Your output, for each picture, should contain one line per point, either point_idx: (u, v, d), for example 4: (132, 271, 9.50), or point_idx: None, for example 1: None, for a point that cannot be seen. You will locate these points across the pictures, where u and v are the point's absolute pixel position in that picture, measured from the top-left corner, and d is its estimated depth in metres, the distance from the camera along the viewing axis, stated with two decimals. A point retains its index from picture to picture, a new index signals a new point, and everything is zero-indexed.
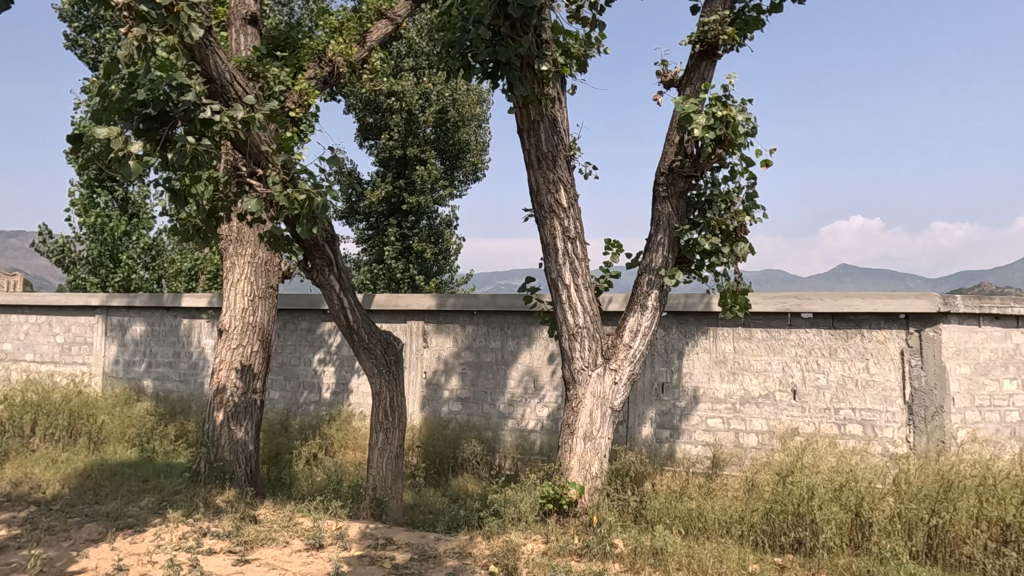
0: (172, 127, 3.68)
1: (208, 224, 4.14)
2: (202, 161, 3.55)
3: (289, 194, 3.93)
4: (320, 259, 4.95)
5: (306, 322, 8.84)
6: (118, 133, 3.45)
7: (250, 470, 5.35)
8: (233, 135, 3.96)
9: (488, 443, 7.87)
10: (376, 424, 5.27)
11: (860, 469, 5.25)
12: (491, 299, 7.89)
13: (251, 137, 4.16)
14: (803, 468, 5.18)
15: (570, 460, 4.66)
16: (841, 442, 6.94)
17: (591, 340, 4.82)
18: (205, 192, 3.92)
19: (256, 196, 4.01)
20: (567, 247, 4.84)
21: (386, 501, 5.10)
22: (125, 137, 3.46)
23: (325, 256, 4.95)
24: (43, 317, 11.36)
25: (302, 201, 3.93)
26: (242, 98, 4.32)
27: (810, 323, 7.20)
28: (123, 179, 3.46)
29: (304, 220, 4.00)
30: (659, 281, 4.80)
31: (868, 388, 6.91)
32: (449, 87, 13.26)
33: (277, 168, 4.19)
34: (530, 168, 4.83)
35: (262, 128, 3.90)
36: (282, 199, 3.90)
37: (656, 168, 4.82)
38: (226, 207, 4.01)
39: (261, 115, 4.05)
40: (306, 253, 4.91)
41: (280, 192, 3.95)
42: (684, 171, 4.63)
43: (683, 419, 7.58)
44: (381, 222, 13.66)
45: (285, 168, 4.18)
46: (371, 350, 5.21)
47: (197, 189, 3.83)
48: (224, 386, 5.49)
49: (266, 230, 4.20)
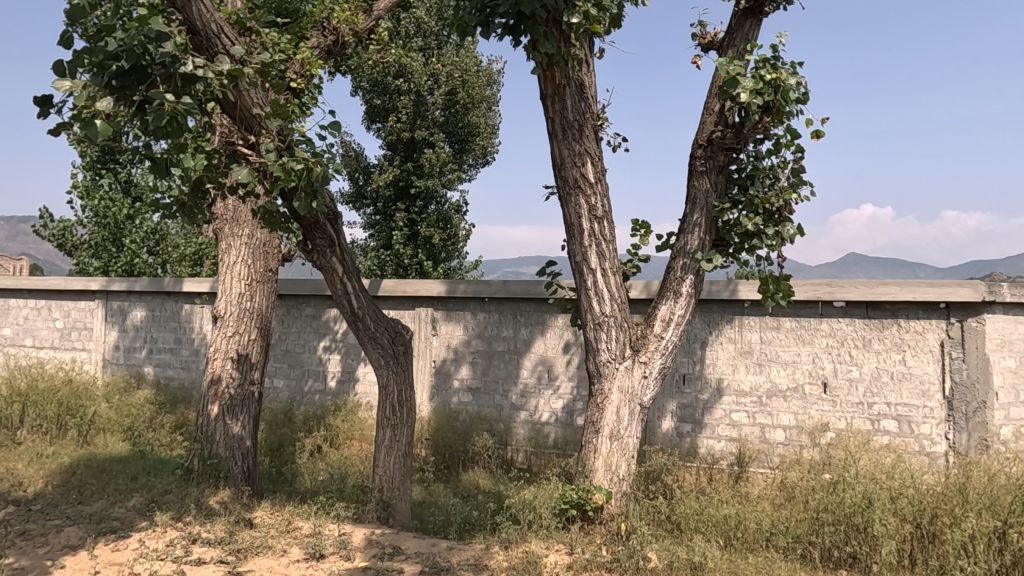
0: (151, 85, 3.23)
1: (194, 198, 3.74)
2: (185, 127, 3.11)
3: (285, 164, 3.48)
4: (321, 239, 4.53)
5: (310, 309, 8.49)
6: (86, 89, 3.01)
7: (247, 468, 4.97)
8: (219, 95, 3.52)
9: (499, 436, 7.51)
10: (382, 420, 4.88)
11: (906, 473, 4.84)
12: (504, 285, 7.51)
13: (241, 98, 3.73)
14: (847, 471, 4.78)
15: (595, 462, 4.28)
16: (875, 439, 6.53)
17: (618, 331, 4.40)
18: (191, 160, 3.48)
19: (248, 165, 3.58)
20: (592, 228, 4.43)
21: (393, 504, 4.73)
22: (94, 94, 3.02)
23: (327, 235, 4.53)
24: (43, 301, 11.06)
25: (301, 171, 3.50)
26: (230, 51, 3.89)
27: (842, 312, 6.75)
28: (91, 142, 3.02)
29: (301, 193, 3.57)
30: (695, 266, 4.37)
31: (905, 381, 6.49)
32: (458, 67, 12.85)
33: (271, 134, 3.76)
34: (554, 138, 4.40)
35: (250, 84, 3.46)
36: (276, 169, 3.46)
37: (693, 140, 4.36)
38: (214, 178, 3.58)
39: (253, 70, 3.60)
40: (305, 231, 4.49)
41: (274, 161, 3.50)
42: (725, 143, 4.18)
43: (706, 412, 7.18)
44: (389, 207, 13.25)
45: (281, 135, 3.74)
46: (378, 340, 4.81)
47: (180, 157, 3.39)
48: (219, 377, 5.12)
49: (260, 205, 3.73)
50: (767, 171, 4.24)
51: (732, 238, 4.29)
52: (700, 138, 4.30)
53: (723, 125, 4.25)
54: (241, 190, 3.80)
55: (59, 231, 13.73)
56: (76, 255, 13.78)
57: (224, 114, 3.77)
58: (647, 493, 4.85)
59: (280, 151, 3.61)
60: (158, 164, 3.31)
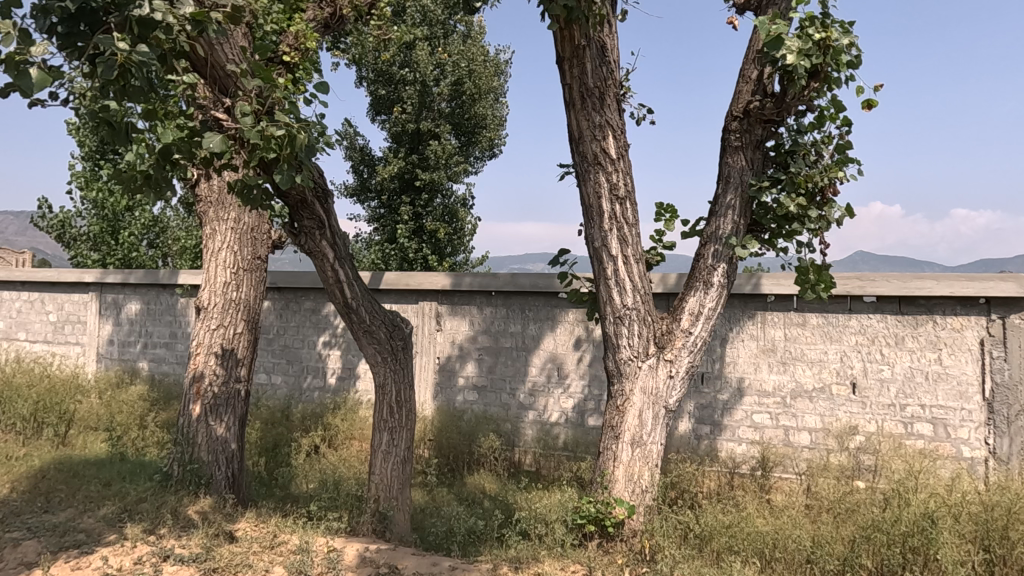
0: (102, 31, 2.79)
1: (161, 171, 3.29)
2: (143, 80, 2.67)
3: (264, 130, 3.04)
4: (309, 219, 4.12)
5: (309, 303, 8.12)
6: (20, 35, 2.57)
7: (232, 474, 4.58)
8: (187, 47, 3.10)
9: (506, 437, 7.11)
10: (379, 423, 4.48)
11: (953, 489, 4.41)
12: (511, 278, 7.10)
13: (213, 55, 3.40)
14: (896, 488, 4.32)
15: (615, 471, 3.87)
16: (908, 443, 6.09)
17: (641, 325, 3.99)
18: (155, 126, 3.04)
19: (222, 131, 3.14)
20: (613, 210, 4.02)
21: (391, 515, 4.34)
22: (30, 39, 2.57)
23: (315, 216, 4.11)
24: (36, 294, 10.73)
25: (284, 139, 3.08)
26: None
27: (873, 308, 6.31)
28: (27, 97, 2.57)
29: (283, 163, 3.12)
30: (727, 254, 3.96)
31: (941, 382, 6.05)
32: (465, 57, 12.47)
33: (250, 97, 3.29)
34: (571, 107, 3.99)
35: (220, 33, 3.00)
36: (253, 135, 3.02)
37: (727, 112, 3.95)
38: (183, 146, 3.16)
39: (225, 18, 3.14)
40: (291, 210, 4.08)
41: (252, 126, 3.07)
42: (765, 113, 3.77)
43: (726, 413, 6.75)
44: (394, 200, 12.84)
45: (261, 98, 3.26)
46: (374, 334, 4.39)
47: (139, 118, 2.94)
48: (201, 373, 4.74)
49: (236, 178, 3.26)
50: (808, 147, 3.84)
51: (769, 222, 3.87)
52: (736, 109, 3.89)
53: (762, 95, 3.85)
54: (216, 163, 3.36)
55: (57, 223, 13.39)
56: (74, 247, 13.47)
57: (194, 72, 3.45)
58: (668, 506, 4.42)
59: (258, 115, 3.19)
60: (115, 130, 2.87)
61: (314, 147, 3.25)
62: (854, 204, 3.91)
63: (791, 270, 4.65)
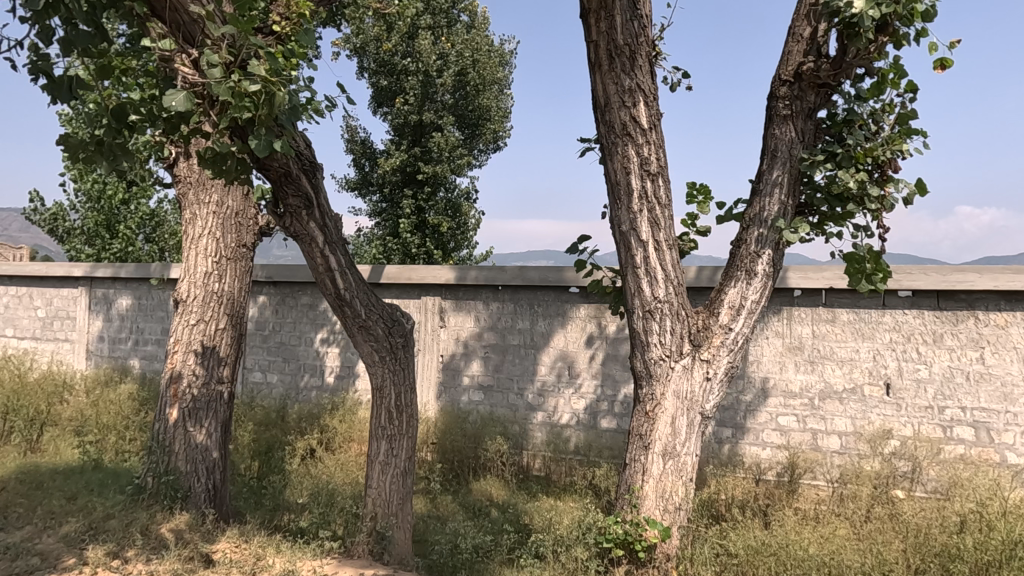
0: None
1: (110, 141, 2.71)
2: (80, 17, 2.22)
3: (236, 86, 2.61)
4: (294, 197, 3.68)
5: (306, 298, 7.70)
6: None
7: (212, 486, 4.18)
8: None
9: (514, 439, 6.67)
10: (377, 430, 4.04)
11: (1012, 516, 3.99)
12: (520, 271, 6.66)
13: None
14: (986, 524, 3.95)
15: (645, 486, 3.50)
16: (947, 449, 5.64)
17: (674, 321, 3.58)
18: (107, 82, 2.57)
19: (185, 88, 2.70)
20: (644, 187, 3.61)
21: (390, 535, 3.89)
22: None
23: (302, 193, 3.67)
24: (24, 289, 10.33)
25: (261, 97, 2.69)
26: None
27: (908, 303, 5.85)
28: None
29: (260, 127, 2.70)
30: (773, 238, 3.57)
31: (983, 383, 5.60)
32: (469, 46, 12.08)
33: (219, 48, 2.85)
34: (597, 69, 3.57)
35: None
36: (223, 92, 2.60)
37: (776, 76, 3.62)
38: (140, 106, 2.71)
39: None
40: (275, 186, 3.65)
41: (221, 80, 2.65)
42: (820, 75, 3.46)
43: (749, 416, 6.28)
44: (396, 193, 12.39)
45: (233, 48, 2.82)
46: (371, 331, 3.95)
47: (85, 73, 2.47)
48: (180, 373, 4.34)
49: (206, 146, 2.83)
50: (865, 116, 3.51)
51: (820, 201, 3.52)
52: (786, 72, 3.54)
53: (816, 56, 3.53)
54: (183, 128, 2.93)
55: (51, 216, 13.02)
56: (68, 242, 13.09)
57: (153, 19, 3.00)
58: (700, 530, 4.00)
59: (229, 68, 2.78)
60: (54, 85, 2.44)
61: (296, 109, 2.82)
62: (921, 180, 3.55)
63: (838, 259, 4.22)
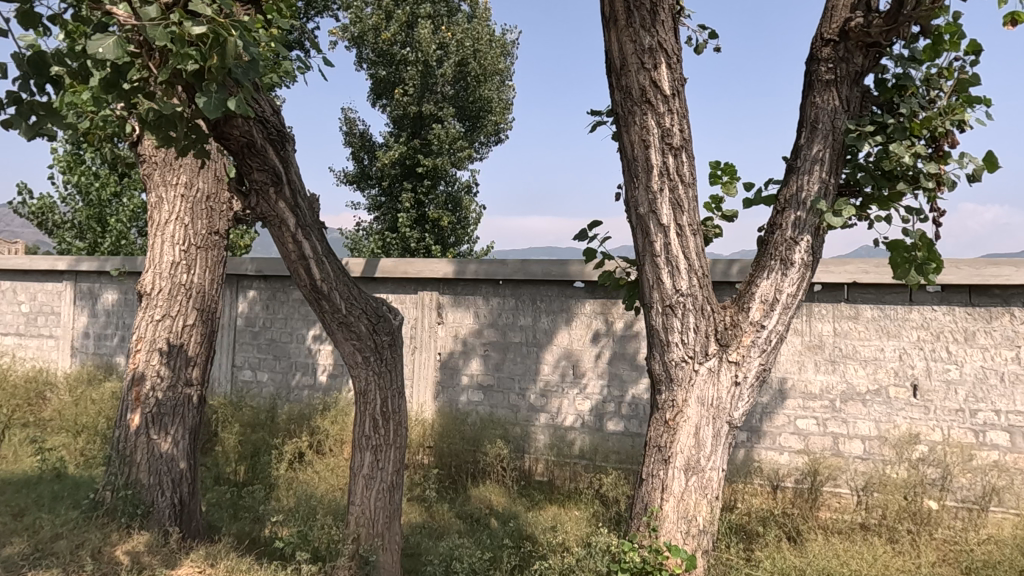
0: None
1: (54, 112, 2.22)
2: None
3: (179, 29, 2.30)
4: (260, 172, 3.29)
5: (298, 292, 7.31)
6: None
7: (178, 500, 3.90)
8: None
9: (516, 443, 6.28)
10: (361, 440, 3.66)
11: None
12: (521, 264, 6.25)
13: None
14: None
15: (665, 506, 3.13)
16: (980, 455, 5.23)
17: (697, 316, 3.18)
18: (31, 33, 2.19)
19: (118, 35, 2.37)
20: (664, 163, 3.22)
21: (374, 560, 3.53)
22: None
23: (268, 168, 3.28)
24: (8, 283, 9.95)
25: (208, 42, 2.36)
26: None
27: (938, 298, 5.44)
28: None
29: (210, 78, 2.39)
30: (810, 222, 3.17)
31: (1019, 385, 5.18)
32: (470, 36, 11.68)
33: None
34: (612, 24, 3.19)
35: None
36: (161, 37, 2.28)
37: (818, 35, 3.24)
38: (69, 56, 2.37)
39: None
40: (239, 159, 3.26)
41: (159, 22, 2.33)
42: (870, 31, 3.09)
43: (766, 418, 5.89)
44: (395, 187, 11.97)
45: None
46: (353, 327, 3.56)
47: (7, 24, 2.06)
48: (142, 374, 4.05)
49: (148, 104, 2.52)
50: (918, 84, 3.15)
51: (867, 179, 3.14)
52: (830, 31, 3.17)
53: (865, 11, 3.16)
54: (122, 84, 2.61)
55: (38, 209, 12.60)
56: (57, 234, 12.69)
57: None
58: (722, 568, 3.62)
59: (170, 10, 2.45)
60: None
61: (250, 57, 2.52)
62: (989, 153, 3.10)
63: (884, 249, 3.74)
